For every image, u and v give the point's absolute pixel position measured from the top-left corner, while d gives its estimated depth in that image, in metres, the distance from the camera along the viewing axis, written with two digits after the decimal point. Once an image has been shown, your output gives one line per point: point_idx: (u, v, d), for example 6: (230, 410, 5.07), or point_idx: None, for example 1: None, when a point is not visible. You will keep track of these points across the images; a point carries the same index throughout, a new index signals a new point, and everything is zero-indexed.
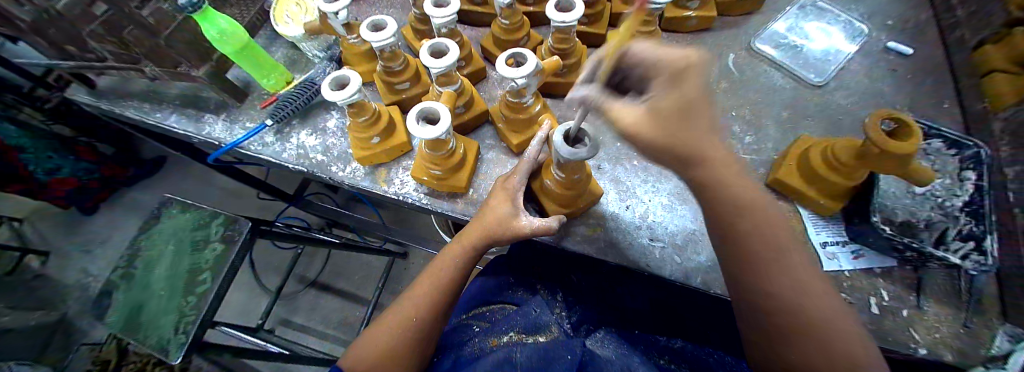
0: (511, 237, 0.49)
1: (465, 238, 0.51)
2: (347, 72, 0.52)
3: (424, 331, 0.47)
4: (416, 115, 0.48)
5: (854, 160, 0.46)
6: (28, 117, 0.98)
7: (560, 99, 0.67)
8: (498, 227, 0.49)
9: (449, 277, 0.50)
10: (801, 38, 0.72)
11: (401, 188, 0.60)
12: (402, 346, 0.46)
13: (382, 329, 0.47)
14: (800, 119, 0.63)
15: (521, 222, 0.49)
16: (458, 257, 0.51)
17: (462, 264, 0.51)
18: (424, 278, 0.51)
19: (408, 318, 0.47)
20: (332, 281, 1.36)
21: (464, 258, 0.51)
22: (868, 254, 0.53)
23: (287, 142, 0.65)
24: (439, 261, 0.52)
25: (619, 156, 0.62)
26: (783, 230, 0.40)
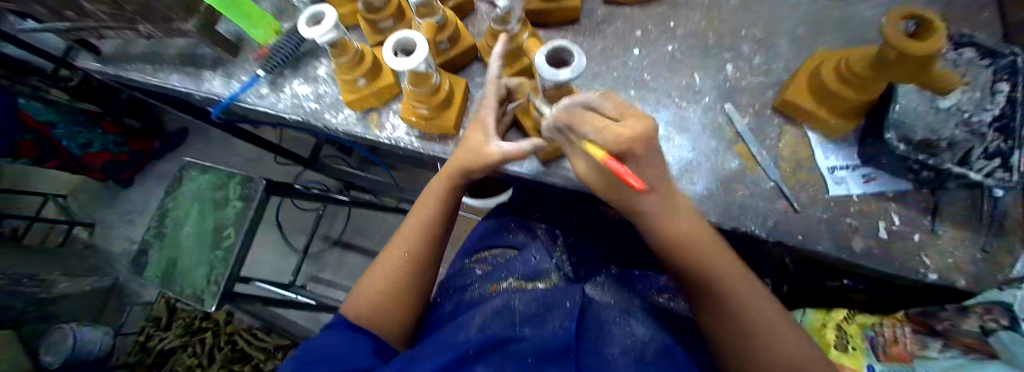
0: (482, 166, 0.49)
1: (444, 175, 0.53)
2: (322, 8, 0.52)
3: (417, 267, 0.52)
4: (393, 47, 0.48)
5: (869, 68, 0.42)
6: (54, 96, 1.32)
7: (551, 30, 0.64)
8: (468, 159, 0.50)
9: (435, 216, 0.55)
10: None
11: (393, 132, 0.62)
12: (400, 283, 0.52)
13: (381, 273, 0.53)
14: (817, 36, 0.57)
15: (492, 148, 0.48)
16: (439, 191, 0.54)
17: (443, 200, 0.54)
18: (413, 219, 0.55)
19: (402, 259, 0.53)
20: (352, 239, 1.74)
21: (445, 195, 0.54)
22: (880, 178, 0.49)
23: (281, 93, 0.68)
24: (421, 201, 0.56)
25: (615, 87, 0.59)
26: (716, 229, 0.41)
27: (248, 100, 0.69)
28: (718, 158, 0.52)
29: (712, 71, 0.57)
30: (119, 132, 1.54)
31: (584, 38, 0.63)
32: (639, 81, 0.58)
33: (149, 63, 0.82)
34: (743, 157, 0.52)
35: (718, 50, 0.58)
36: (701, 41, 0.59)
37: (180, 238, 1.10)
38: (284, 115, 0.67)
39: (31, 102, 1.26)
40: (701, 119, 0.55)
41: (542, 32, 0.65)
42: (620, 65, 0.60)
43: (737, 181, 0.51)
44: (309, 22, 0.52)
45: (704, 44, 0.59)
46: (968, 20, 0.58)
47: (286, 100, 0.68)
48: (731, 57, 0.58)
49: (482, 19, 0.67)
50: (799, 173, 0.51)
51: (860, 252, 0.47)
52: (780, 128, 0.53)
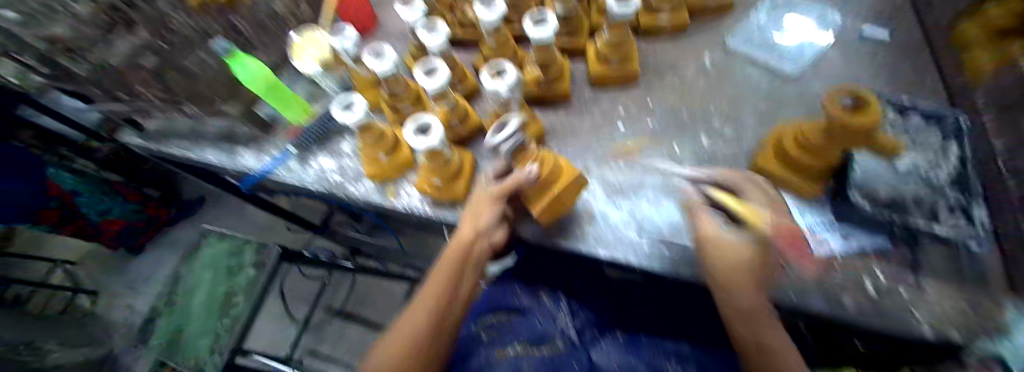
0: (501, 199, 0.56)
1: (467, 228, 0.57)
2: (355, 98, 0.62)
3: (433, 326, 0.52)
4: (412, 129, 0.56)
5: (822, 137, 0.49)
6: (84, 167, 1.45)
7: (547, 109, 0.74)
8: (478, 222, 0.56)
9: (452, 279, 0.55)
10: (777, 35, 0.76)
11: (407, 199, 0.69)
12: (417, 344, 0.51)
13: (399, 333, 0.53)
14: (778, 108, 0.66)
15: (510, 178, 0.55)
16: (462, 245, 0.56)
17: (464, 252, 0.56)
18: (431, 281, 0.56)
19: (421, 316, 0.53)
20: (356, 308, 1.72)
21: (466, 248, 0.56)
22: (857, 234, 0.54)
23: (309, 167, 0.77)
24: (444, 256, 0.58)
25: (606, 156, 0.66)
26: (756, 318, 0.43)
27: (279, 174, 0.77)
28: None
29: (690, 141, 0.65)
30: (139, 201, 1.63)
31: (576, 115, 0.72)
32: (627, 152, 0.65)
33: (192, 141, 0.93)
34: None
35: (693, 122, 0.67)
36: (678, 116, 0.68)
37: (191, 304, 1.11)
38: (310, 187, 0.74)
39: (64, 173, 1.41)
40: (686, 184, 0.61)
41: (539, 111, 0.74)
42: (608, 138, 0.68)
43: None
44: (341, 110, 0.62)
45: (680, 118, 0.67)
46: (913, 88, 0.66)
47: (313, 173, 0.76)
48: (706, 128, 0.65)
49: (487, 101, 0.77)
50: None
51: (853, 310, 0.49)
52: None
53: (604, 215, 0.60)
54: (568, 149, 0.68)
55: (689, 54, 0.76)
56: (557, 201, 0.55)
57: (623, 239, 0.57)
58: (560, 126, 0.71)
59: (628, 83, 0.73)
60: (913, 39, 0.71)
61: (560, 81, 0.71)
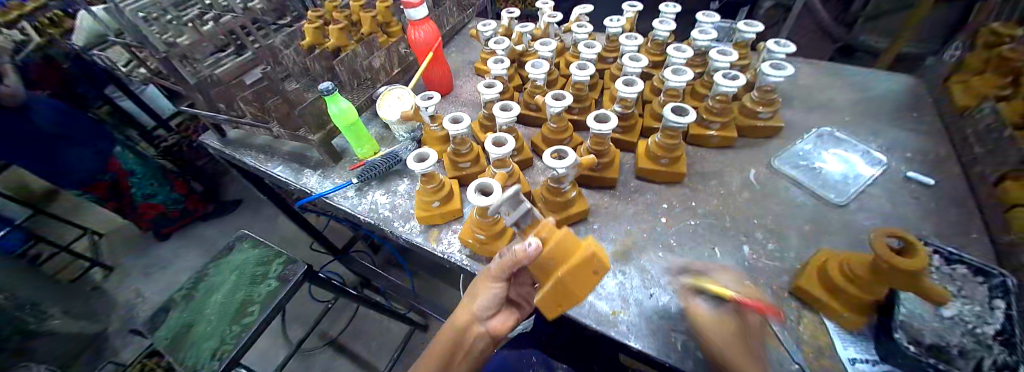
0: (502, 271, 0.53)
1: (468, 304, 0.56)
2: (427, 150, 0.69)
3: None
4: (474, 188, 0.61)
5: (870, 273, 0.51)
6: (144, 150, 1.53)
7: (593, 189, 0.79)
8: (476, 308, 0.55)
9: (446, 350, 0.56)
10: (820, 162, 0.81)
11: (447, 247, 0.72)
12: None
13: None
14: (821, 233, 0.68)
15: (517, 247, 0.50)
16: (460, 321, 0.55)
17: (460, 326, 0.55)
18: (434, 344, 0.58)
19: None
20: (350, 343, 1.67)
21: (463, 323, 0.55)
22: None
23: (364, 198, 0.83)
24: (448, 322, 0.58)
25: (645, 245, 0.68)
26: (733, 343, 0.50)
27: (335, 199, 0.83)
28: None
29: (730, 247, 0.67)
30: (183, 192, 1.74)
31: (620, 201, 0.76)
32: (666, 244, 0.68)
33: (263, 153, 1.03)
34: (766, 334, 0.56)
35: (733, 230, 0.69)
36: (720, 221, 0.71)
37: (207, 303, 1.13)
38: (359, 216, 0.79)
39: (127, 153, 1.48)
40: None
41: (585, 190, 0.79)
42: (648, 228, 0.71)
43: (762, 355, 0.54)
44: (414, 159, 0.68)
45: (721, 223, 0.70)
46: (960, 239, 0.66)
47: (365, 204, 0.81)
48: (747, 238, 0.68)
49: (539, 174, 0.83)
50: (820, 359, 0.54)
51: None
52: (799, 311, 0.59)
53: (637, 303, 0.60)
54: (608, 231, 0.71)
55: (733, 166, 0.82)
56: (564, 286, 0.49)
57: (654, 331, 0.57)
58: (604, 208, 0.75)
59: (673, 180, 0.78)
60: (959, 192, 0.73)
61: (609, 169, 0.77)
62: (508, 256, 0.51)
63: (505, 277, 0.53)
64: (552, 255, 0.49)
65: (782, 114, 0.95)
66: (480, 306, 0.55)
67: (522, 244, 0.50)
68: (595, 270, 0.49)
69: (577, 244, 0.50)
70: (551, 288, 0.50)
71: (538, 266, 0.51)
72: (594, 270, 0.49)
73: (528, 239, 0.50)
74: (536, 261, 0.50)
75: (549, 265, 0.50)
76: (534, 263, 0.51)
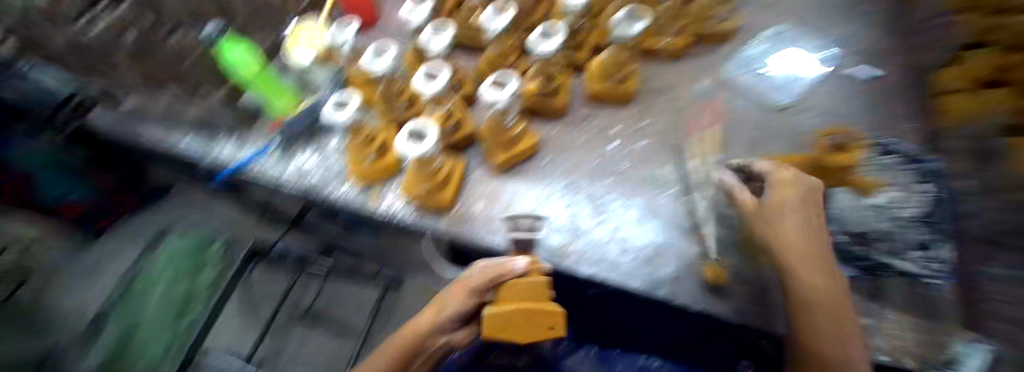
0: (478, 276, 0.43)
1: (447, 297, 0.45)
2: (350, 96, 0.65)
3: None
4: (407, 132, 0.55)
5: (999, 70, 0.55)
6: None
7: (546, 121, 0.74)
8: (444, 313, 0.44)
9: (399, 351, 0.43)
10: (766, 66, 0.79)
11: (388, 205, 0.66)
12: None
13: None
14: (765, 138, 0.69)
15: (512, 263, 0.42)
16: (430, 316, 0.45)
17: (429, 321, 0.44)
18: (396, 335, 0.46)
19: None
20: None
21: (435, 316, 0.44)
22: (828, 264, 0.56)
23: (287, 163, 0.74)
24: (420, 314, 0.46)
25: (597, 173, 0.67)
26: (825, 279, 0.42)
27: (256, 168, 0.73)
28: (686, 241, 0.58)
29: (679, 164, 0.66)
30: None
31: (571, 128, 0.73)
32: (616, 170, 0.66)
33: (161, 123, 0.86)
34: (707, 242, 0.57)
35: (683, 145, 0.69)
36: (670, 138, 0.70)
37: None
38: (284, 185, 0.71)
39: None
40: (671, 207, 0.62)
41: (537, 122, 0.74)
42: (600, 154, 0.69)
43: (705, 265, 0.55)
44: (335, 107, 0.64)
45: (671, 141, 0.69)
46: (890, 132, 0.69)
47: (292, 170, 0.73)
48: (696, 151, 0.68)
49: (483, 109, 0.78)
50: None
51: None
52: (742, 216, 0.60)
53: (587, 232, 0.60)
54: (560, 164, 0.68)
55: (684, 78, 0.79)
56: (535, 321, 0.34)
57: (605, 256, 0.57)
58: (555, 140, 0.71)
59: (626, 100, 0.75)
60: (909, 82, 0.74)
61: (558, 95, 0.73)
62: (495, 267, 0.42)
63: (480, 291, 0.41)
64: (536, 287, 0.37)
65: (740, 11, 0.91)
66: (448, 311, 0.44)
67: (514, 259, 0.43)
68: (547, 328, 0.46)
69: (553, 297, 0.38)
70: (517, 319, 0.34)
71: (511, 285, 0.38)
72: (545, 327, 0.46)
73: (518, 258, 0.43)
74: (523, 278, 0.38)
75: (521, 295, 0.37)
76: (508, 285, 0.38)
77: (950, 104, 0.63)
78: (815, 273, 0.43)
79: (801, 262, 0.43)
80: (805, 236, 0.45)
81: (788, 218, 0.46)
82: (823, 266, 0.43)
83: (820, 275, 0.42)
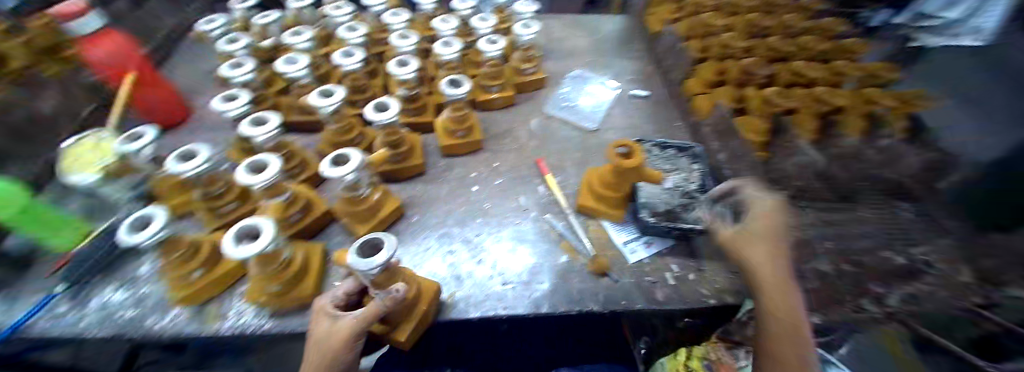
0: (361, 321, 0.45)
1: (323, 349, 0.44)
2: (153, 211, 0.55)
3: None
4: (234, 236, 0.51)
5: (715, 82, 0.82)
6: None
7: (404, 181, 0.77)
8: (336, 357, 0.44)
9: None
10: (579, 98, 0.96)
11: (237, 319, 0.57)
12: None
13: None
14: (589, 157, 0.81)
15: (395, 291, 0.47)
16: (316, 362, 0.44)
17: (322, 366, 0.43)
18: None
19: None
20: None
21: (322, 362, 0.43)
22: (656, 241, 0.67)
23: (85, 308, 0.60)
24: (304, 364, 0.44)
25: (461, 220, 0.70)
26: (783, 288, 0.45)
27: (35, 326, 0.58)
28: (553, 257, 0.65)
29: (525, 193, 0.75)
30: None
31: (430, 184, 0.77)
32: (483, 210, 0.72)
33: None
34: (569, 252, 0.66)
35: (530, 176, 0.78)
36: (515, 172, 0.79)
37: None
38: (86, 335, 0.56)
39: None
40: (533, 230, 0.69)
41: (395, 185, 0.77)
42: (460, 202, 0.73)
43: (571, 272, 0.63)
44: (133, 226, 0.54)
45: (517, 174, 0.78)
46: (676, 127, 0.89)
47: (90, 314, 0.59)
48: (540, 180, 0.77)
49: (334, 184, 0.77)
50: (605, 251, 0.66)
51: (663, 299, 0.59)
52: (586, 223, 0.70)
53: (461, 278, 0.61)
54: (427, 219, 0.70)
55: (519, 118, 0.91)
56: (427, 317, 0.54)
57: (483, 295, 0.59)
58: (416, 197, 0.75)
59: (474, 150, 0.83)
60: None
61: (412, 157, 0.78)
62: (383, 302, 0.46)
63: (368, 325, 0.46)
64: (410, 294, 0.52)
65: (547, 62, 1.11)
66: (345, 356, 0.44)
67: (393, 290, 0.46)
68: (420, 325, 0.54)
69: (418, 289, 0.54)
70: (417, 326, 0.53)
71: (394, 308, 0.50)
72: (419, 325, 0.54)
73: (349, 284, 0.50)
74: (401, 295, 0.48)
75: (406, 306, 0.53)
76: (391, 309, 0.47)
77: (698, 103, 0.82)
78: (772, 282, 0.46)
79: (761, 271, 0.46)
80: (765, 250, 0.47)
81: (759, 229, 0.49)
82: (778, 276, 0.46)
83: (778, 287, 0.45)
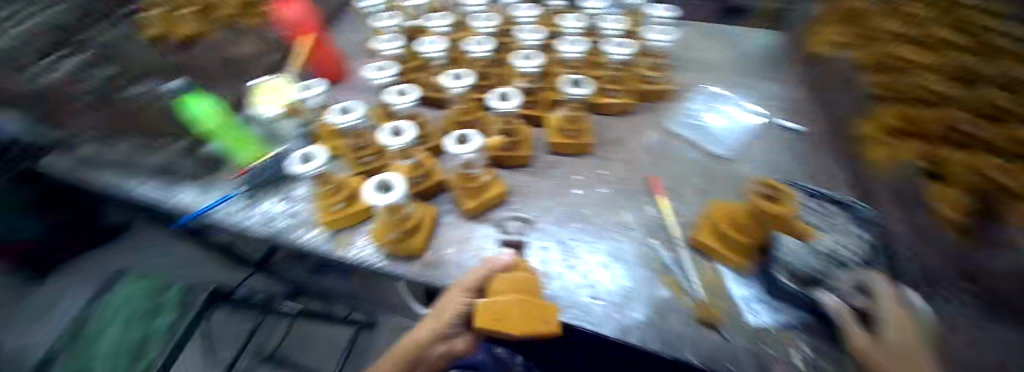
0: (479, 281, 0.56)
1: (446, 306, 0.55)
2: (314, 149, 0.63)
3: None
4: (299, 158, 0.62)
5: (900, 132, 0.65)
6: None
7: (509, 170, 0.77)
8: (443, 319, 0.53)
9: (405, 353, 0.51)
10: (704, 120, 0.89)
11: (359, 251, 0.65)
12: None
13: None
14: (712, 185, 0.74)
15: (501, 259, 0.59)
16: (427, 329, 0.53)
17: (436, 325, 0.53)
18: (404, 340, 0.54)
19: None
20: (288, 358, 1.47)
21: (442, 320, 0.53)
22: (785, 307, 0.56)
23: (253, 210, 0.73)
24: (420, 328, 0.55)
25: (562, 219, 0.69)
26: None
27: (221, 216, 0.73)
28: (653, 285, 0.60)
29: (636, 210, 0.70)
30: None
31: (534, 178, 0.76)
32: (581, 215, 0.69)
33: (118, 169, 0.83)
34: (672, 287, 0.59)
35: (640, 192, 0.73)
36: (625, 186, 0.74)
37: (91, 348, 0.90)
38: (252, 231, 0.69)
39: None
40: (633, 249, 0.65)
41: (501, 171, 0.77)
42: (563, 201, 0.72)
43: (672, 310, 0.57)
44: (299, 160, 0.62)
45: (628, 189, 0.74)
46: (828, 176, 0.77)
47: (256, 217, 0.72)
48: (650, 198, 0.72)
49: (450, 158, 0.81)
50: (721, 302, 0.57)
51: None
52: (698, 260, 0.63)
53: (556, 277, 0.61)
54: (525, 210, 0.70)
55: (636, 130, 0.87)
56: (523, 306, 0.51)
57: (573, 301, 0.58)
58: (521, 187, 0.75)
59: (583, 152, 0.80)
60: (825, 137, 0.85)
61: (520, 147, 0.77)
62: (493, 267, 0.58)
63: (477, 288, 0.56)
64: (522, 281, 0.55)
65: (673, 78, 1.05)
66: (449, 313, 0.53)
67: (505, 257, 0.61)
68: (495, 315, 0.51)
69: (531, 289, 0.55)
70: (513, 308, 0.51)
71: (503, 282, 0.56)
72: (494, 313, 0.51)
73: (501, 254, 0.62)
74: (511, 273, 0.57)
75: (512, 290, 0.54)
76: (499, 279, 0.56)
77: (872, 150, 0.71)
78: None
79: None
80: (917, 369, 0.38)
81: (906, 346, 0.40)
82: None
83: None
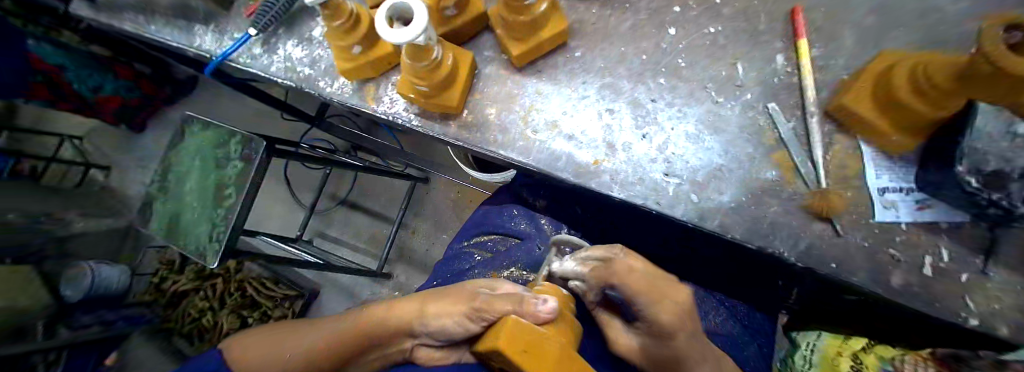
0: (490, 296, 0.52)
1: (451, 305, 0.57)
2: None
3: (328, 348, 0.62)
4: None
5: None
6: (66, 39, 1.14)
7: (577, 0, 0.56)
8: (422, 318, 0.60)
9: (380, 325, 0.62)
10: None
11: (390, 107, 0.57)
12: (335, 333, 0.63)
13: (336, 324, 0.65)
14: (896, 24, 0.48)
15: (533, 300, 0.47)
16: (410, 308, 0.62)
17: (417, 307, 0.61)
18: (381, 308, 0.64)
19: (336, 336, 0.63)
20: (360, 200, 1.62)
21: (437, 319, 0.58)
22: (938, 205, 0.43)
23: (274, 55, 0.63)
24: (406, 304, 0.63)
25: (643, 72, 0.52)
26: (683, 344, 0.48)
27: (239, 61, 0.64)
28: (749, 167, 0.47)
29: (757, 62, 0.50)
30: (130, 78, 1.38)
31: (615, 11, 0.54)
32: (670, 68, 0.51)
33: (142, 13, 0.73)
34: (781, 167, 0.46)
35: (769, 35, 0.51)
36: (750, 24, 0.51)
37: (183, 191, 1.05)
38: (276, 80, 0.62)
39: (40, 43, 1.10)
40: (739, 119, 0.48)
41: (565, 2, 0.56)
42: (650, 48, 0.52)
43: (771, 196, 0.46)
44: None
45: (752, 28, 0.51)
46: None
47: (278, 63, 0.63)
48: (785, 44, 0.50)
49: None
50: (844, 194, 0.45)
51: (897, 287, 0.43)
52: (830, 137, 0.47)
53: (626, 148, 0.49)
54: (595, 59, 0.53)
55: None
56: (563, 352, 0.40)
57: (641, 179, 0.48)
58: (595, 24, 0.54)
59: None
60: None
61: None
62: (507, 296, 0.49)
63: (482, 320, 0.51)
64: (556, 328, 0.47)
65: None
66: (440, 318, 0.57)
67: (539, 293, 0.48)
68: (528, 346, 0.39)
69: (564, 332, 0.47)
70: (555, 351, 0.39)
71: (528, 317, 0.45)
72: (527, 343, 0.39)
73: (548, 298, 0.47)
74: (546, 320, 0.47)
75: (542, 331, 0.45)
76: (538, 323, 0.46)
77: None
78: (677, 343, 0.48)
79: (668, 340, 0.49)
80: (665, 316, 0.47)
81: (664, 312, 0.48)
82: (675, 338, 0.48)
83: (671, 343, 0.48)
